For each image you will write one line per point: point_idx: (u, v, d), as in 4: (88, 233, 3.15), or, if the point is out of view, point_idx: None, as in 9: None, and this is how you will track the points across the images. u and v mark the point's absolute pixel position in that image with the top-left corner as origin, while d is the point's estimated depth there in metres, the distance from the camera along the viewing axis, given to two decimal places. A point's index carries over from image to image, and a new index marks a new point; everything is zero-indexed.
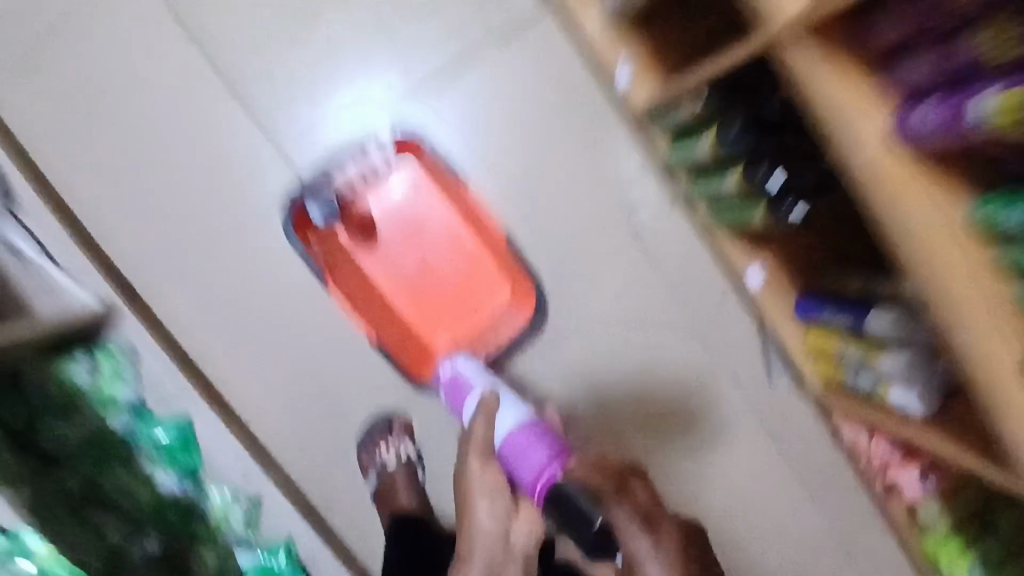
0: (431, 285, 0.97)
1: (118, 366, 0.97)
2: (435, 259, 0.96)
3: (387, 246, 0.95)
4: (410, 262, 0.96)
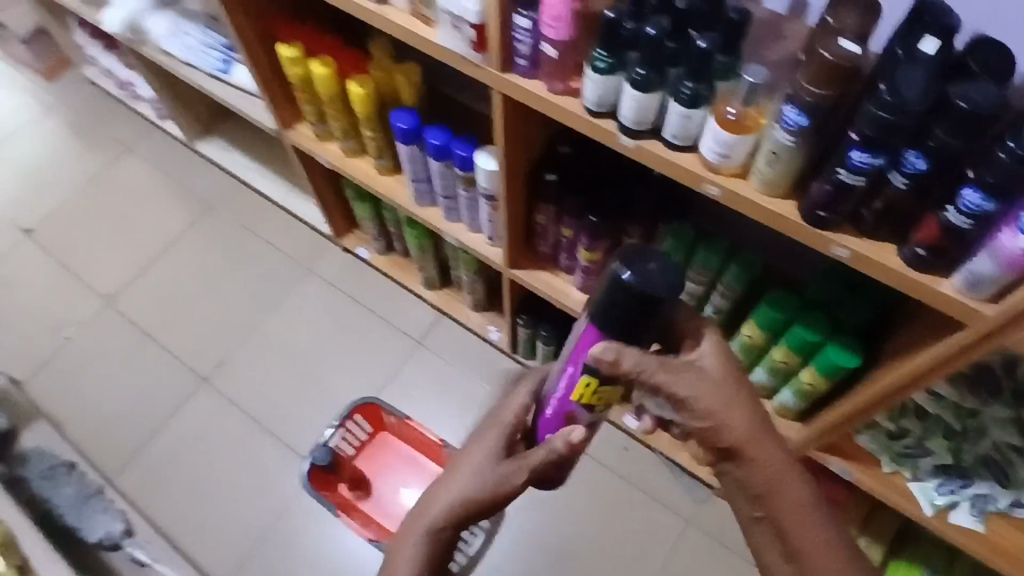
0: (401, 508, 1.42)
1: None
2: (404, 503, 1.42)
3: (371, 499, 1.43)
4: (387, 513, 1.42)
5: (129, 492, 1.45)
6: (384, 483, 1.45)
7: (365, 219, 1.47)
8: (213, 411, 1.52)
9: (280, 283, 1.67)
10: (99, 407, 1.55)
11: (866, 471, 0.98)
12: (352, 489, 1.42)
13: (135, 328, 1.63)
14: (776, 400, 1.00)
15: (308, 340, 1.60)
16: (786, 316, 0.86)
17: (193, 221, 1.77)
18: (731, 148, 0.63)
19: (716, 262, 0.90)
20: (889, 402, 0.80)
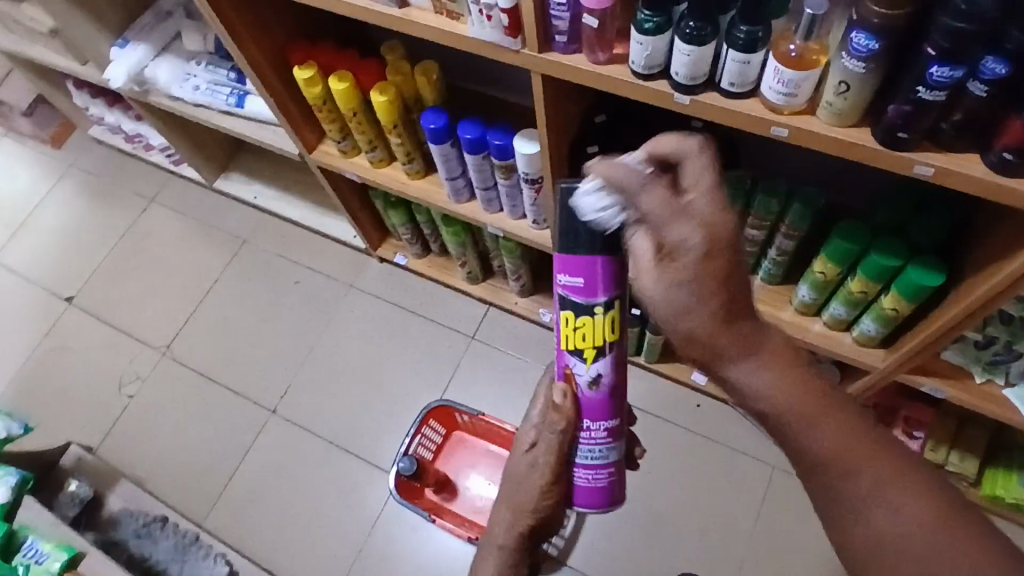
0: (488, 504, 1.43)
1: None
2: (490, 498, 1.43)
3: (458, 500, 1.44)
4: (476, 511, 1.43)
5: (223, 533, 1.48)
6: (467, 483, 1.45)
7: (400, 227, 1.47)
8: (287, 441, 1.54)
9: (325, 304, 1.67)
10: (175, 455, 1.58)
11: (956, 387, 0.96)
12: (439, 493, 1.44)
13: (194, 373, 1.66)
14: (856, 330, 0.98)
15: (364, 355, 1.61)
16: (859, 246, 0.84)
17: (228, 259, 1.78)
18: (795, 86, 0.61)
19: (777, 204, 0.89)
20: (982, 314, 0.78)
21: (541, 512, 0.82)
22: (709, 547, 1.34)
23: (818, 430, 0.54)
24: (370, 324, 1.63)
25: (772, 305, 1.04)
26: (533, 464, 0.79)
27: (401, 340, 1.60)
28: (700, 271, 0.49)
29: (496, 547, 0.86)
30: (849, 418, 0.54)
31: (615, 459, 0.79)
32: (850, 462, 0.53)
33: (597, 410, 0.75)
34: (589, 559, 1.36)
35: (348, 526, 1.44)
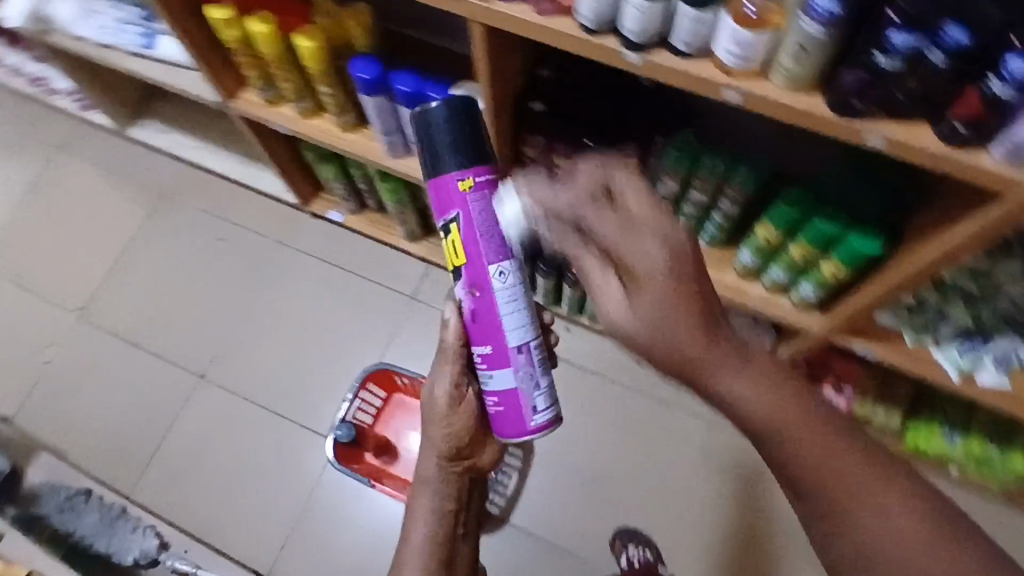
0: None
1: None
2: None
3: (398, 463, 1.41)
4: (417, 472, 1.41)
5: (154, 503, 1.42)
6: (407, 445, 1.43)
7: (333, 181, 1.38)
8: (220, 406, 1.47)
9: (254, 263, 1.59)
10: (96, 424, 1.49)
11: (886, 348, 0.99)
12: (379, 457, 1.41)
13: (114, 338, 1.55)
14: (794, 294, 0.98)
15: (300, 316, 1.54)
16: (804, 212, 0.83)
17: (149, 215, 1.65)
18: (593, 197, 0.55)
19: (724, 168, 0.86)
20: (920, 280, 0.79)
21: (458, 443, 0.76)
22: (646, 500, 1.37)
23: (757, 403, 0.52)
24: (305, 284, 1.56)
25: (714, 268, 1.03)
26: (436, 388, 0.76)
27: (337, 300, 1.54)
28: (666, 296, 0.52)
29: (422, 484, 0.80)
30: (834, 430, 0.54)
31: (502, 388, 0.69)
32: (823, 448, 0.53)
33: (479, 333, 0.68)
34: (531, 517, 1.37)
35: (285, 491, 1.40)
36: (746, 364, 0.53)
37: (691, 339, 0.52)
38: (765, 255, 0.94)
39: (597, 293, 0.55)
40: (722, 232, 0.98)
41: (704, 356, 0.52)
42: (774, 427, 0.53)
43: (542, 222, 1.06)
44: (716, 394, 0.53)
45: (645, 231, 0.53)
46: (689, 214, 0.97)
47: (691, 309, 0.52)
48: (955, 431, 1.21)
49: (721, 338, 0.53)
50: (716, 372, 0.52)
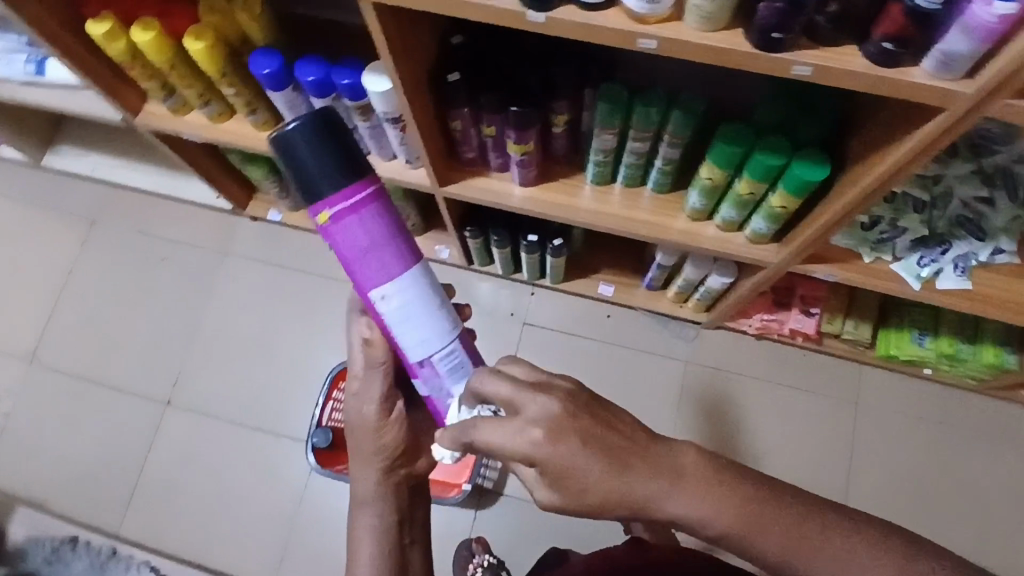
0: None
1: None
2: None
3: None
4: None
5: (144, 536, 1.39)
6: None
7: (264, 182, 1.32)
8: (193, 428, 1.43)
9: (201, 277, 1.52)
10: (68, 469, 1.44)
11: (845, 269, 0.98)
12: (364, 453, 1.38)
13: (70, 379, 1.49)
14: (748, 229, 0.96)
15: (258, 324, 1.49)
16: (744, 147, 0.81)
17: (81, 245, 1.57)
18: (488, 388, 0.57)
19: (657, 113, 0.83)
20: (869, 200, 0.77)
21: (391, 456, 0.71)
22: None
23: (700, 510, 0.54)
24: (257, 290, 1.51)
25: (665, 215, 1.00)
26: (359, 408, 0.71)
27: (294, 302, 1.49)
28: (560, 454, 0.53)
29: (360, 503, 0.72)
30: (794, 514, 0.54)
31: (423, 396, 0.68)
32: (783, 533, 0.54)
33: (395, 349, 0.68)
34: (525, 485, 1.37)
35: (276, 502, 1.38)
36: (684, 474, 0.54)
37: (617, 454, 0.53)
38: (713, 196, 0.91)
39: (482, 441, 0.55)
40: (669, 178, 0.95)
41: (631, 489, 0.53)
42: (732, 529, 0.54)
43: (483, 195, 1.02)
44: (665, 515, 0.54)
45: (523, 413, 0.54)
46: (631, 165, 0.94)
47: (588, 441, 0.53)
48: (925, 334, 1.23)
49: (639, 463, 0.54)
50: (653, 501, 0.54)
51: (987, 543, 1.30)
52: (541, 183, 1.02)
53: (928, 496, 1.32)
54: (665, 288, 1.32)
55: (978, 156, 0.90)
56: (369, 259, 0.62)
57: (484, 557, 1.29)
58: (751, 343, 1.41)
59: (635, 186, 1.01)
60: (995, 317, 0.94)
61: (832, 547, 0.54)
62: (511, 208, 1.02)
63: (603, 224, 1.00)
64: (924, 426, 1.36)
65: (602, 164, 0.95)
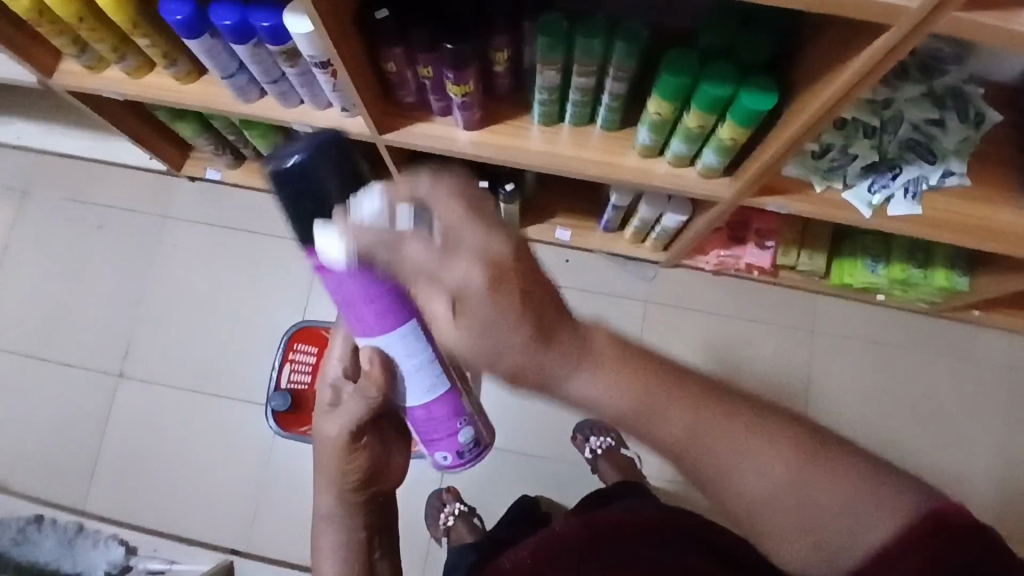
0: None
1: None
2: None
3: None
4: None
5: (110, 511, 1.36)
6: None
7: (198, 139, 1.25)
8: (150, 401, 1.40)
9: (144, 243, 1.46)
10: (24, 449, 1.40)
11: (798, 201, 0.97)
12: None
13: (14, 358, 1.43)
14: (700, 164, 0.94)
15: (208, 288, 1.44)
16: (690, 78, 0.78)
17: (10, 219, 1.48)
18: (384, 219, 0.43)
19: (599, 45, 0.79)
20: (819, 127, 0.75)
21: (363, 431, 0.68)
22: None
23: (600, 382, 0.42)
24: (204, 254, 1.45)
25: (616, 154, 0.97)
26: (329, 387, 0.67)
27: (244, 264, 1.44)
28: (495, 306, 0.40)
29: (323, 522, 0.71)
30: (743, 415, 0.44)
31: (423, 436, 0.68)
32: (718, 441, 0.43)
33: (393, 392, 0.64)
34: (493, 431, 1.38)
35: (242, 467, 1.36)
36: (598, 359, 0.42)
37: (542, 313, 0.41)
38: (662, 134, 0.89)
39: (404, 257, 0.41)
40: (615, 115, 0.92)
41: (548, 368, 0.41)
42: (637, 413, 0.43)
43: (428, 141, 0.98)
44: (565, 397, 0.43)
45: (462, 246, 0.40)
46: (577, 102, 0.90)
47: (511, 292, 0.40)
48: (877, 261, 1.23)
49: (557, 346, 0.41)
50: (554, 372, 0.42)
51: (940, 457, 1.34)
52: (487, 125, 0.98)
53: (883, 420, 1.36)
54: (622, 229, 1.31)
55: (930, 77, 0.90)
56: (372, 308, 0.56)
57: (456, 506, 1.30)
58: (709, 279, 1.42)
59: (584, 125, 0.98)
60: (943, 238, 0.95)
61: (771, 456, 0.43)
62: (458, 154, 0.98)
63: (553, 165, 0.97)
64: (880, 355, 1.39)
65: (547, 104, 0.91)
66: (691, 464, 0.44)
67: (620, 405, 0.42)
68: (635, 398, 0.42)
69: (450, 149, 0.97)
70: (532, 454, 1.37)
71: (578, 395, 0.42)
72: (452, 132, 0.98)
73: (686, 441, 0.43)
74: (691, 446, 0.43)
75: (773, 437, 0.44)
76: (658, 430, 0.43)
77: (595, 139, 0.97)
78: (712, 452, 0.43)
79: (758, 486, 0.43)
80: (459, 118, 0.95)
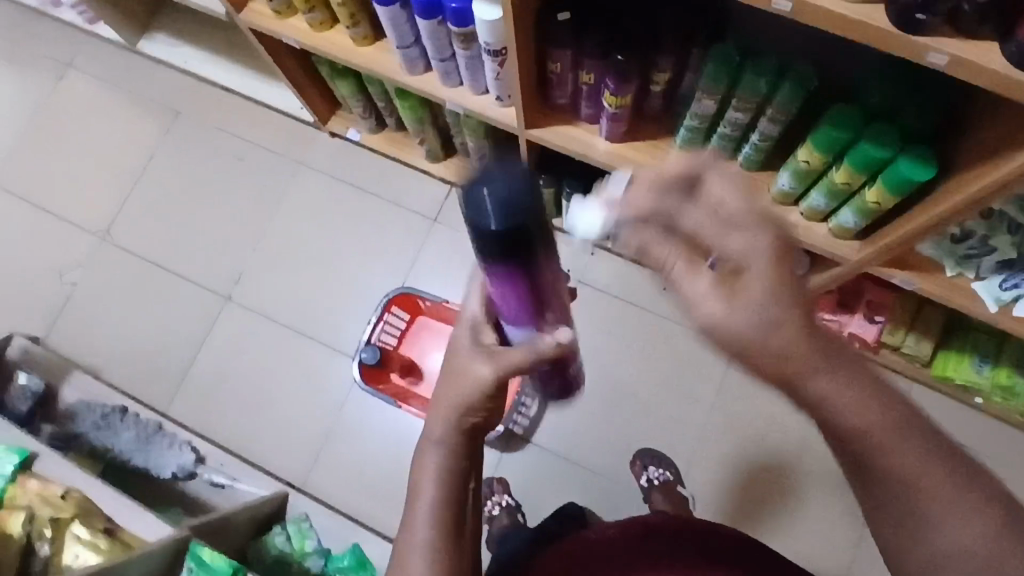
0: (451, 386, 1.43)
1: (309, 529, 1.27)
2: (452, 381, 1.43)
3: (422, 384, 1.44)
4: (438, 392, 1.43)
5: (190, 418, 1.47)
6: (428, 367, 1.45)
7: (350, 98, 1.33)
8: (246, 327, 1.50)
9: (274, 184, 1.56)
10: (128, 344, 1.52)
11: (926, 278, 0.95)
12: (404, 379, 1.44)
13: (138, 260, 1.56)
14: (833, 221, 0.93)
15: (322, 237, 1.53)
16: (850, 134, 0.79)
17: (164, 135, 1.61)
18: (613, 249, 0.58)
19: (766, 84, 0.80)
20: (972, 211, 0.75)
21: None
22: (668, 424, 1.39)
23: (891, 455, 0.51)
24: (324, 206, 1.54)
25: (748, 193, 0.98)
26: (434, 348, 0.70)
27: (358, 222, 1.52)
28: (764, 294, 0.49)
29: (430, 446, 0.64)
30: (950, 463, 0.52)
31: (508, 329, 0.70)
32: (924, 485, 0.52)
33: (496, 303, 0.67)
34: (553, 436, 1.40)
35: (314, 408, 1.44)
36: (905, 448, 0.51)
37: (878, 457, 0.52)
38: (803, 183, 0.90)
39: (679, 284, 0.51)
40: (758, 157, 0.94)
41: (799, 370, 0.49)
42: (873, 433, 0.51)
43: (569, 144, 1.01)
44: (802, 397, 0.51)
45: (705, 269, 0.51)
46: (724, 137, 0.92)
47: (870, 393, 0.50)
48: (985, 361, 1.19)
49: (844, 369, 0.50)
50: (875, 450, 0.51)
51: None
52: (627, 141, 1.00)
53: None
54: None
55: None
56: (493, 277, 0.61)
57: (503, 497, 1.34)
58: None
59: (722, 159, 0.99)
60: None
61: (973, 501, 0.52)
62: (594, 162, 1.01)
63: None
64: None
65: (694, 131, 0.93)
66: (892, 484, 0.53)
67: (853, 414, 0.50)
68: (870, 423, 0.51)
69: (587, 156, 1.01)
70: (586, 467, 1.38)
71: (823, 400, 0.50)
72: (593, 140, 1.01)
73: (895, 471, 0.52)
74: (897, 485, 0.52)
75: (986, 507, 0.52)
76: (889, 476, 0.52)
77: (730, 176, 0.99)
78: (943, 547, 0.53)
79: (941, 541, 0.53)
80: (604, 129, 0.98)
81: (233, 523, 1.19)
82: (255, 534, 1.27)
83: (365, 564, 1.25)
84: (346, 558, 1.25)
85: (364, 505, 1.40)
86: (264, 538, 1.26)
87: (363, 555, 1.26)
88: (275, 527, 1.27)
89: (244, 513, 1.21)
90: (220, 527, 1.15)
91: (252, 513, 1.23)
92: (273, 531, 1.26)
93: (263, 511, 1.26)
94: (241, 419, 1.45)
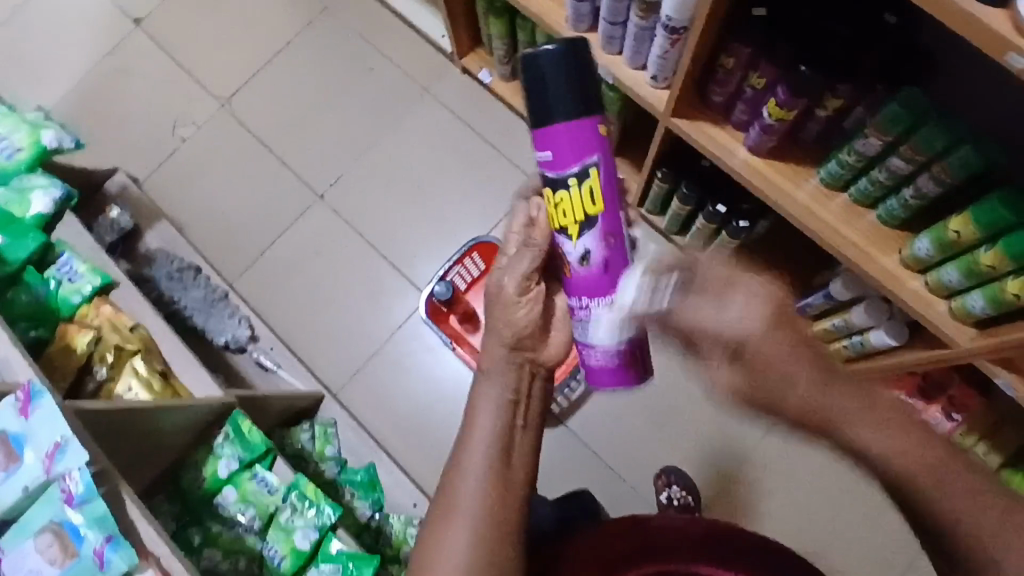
0: None
1: (333, 436, 1.30)
2: None
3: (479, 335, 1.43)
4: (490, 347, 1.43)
5: (252, 297, 1.50)
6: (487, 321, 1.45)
7: (497, 39, 1.32)
8: (329, 230, 1.52)
9: (393, 103, 1.57)
10: (218, 213, 1.56)
11: None
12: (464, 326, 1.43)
13: (248, 135, 1.60)
14: (957, 302, 0.88)
15: (424, 166, 1.54)
16: (1016, 218, 0.74)
17: (304, 24, 1.64)
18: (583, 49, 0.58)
19: (942, 143, 0.77)
20: None
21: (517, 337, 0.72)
22: (704, 453, 1.36)
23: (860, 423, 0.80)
24: (435, 138, 1.55)
25: (876, 246, 0.94)
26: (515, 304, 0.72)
27: (464, 163, 1.53)
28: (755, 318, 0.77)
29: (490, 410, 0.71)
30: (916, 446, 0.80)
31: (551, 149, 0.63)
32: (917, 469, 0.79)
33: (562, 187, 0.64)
34: (588, 425, 1.39)
35: (370, 323, 1.47)
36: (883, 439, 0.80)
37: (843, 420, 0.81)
38: (941, 254, 0.85)
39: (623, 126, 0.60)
40: (902, 214, 0.90)
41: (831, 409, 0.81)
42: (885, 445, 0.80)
43: (709, 143, 0.99)
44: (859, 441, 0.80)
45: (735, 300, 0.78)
46: (873, 182, 0.89)
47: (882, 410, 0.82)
48: None
49: (845, 391, 0.82)
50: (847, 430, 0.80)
51: None
52: (769, 157, 0.97)
53: None
54: (815, 320, 1.26)
55: None
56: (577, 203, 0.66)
57: None
58: None
59: (861, 204, 0.95)
60: None
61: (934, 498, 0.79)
62: (727, 168, 0.98)
63: (808, 224, 0.95)
64: None
65: (845, 167, 0.89)
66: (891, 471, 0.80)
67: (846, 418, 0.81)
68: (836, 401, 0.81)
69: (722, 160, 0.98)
70: (607, 467, 1.37)
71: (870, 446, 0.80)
72: (733, 148, 0.98)
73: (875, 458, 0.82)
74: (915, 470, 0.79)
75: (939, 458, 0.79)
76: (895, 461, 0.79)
77: (862, 224, 0.95)
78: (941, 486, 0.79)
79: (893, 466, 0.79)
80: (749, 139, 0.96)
81: (271, 407, 1.22)
82: (285, 422, 1.30)
83: (374, 485, 1.26)
84: (360, 474, 1.27)
85: (388, 431, 1.42)
86: (291, 428, 1.29)
87: (375, 477, 1.29)
88: (303, 423, 1.30)
89: (280, 401, 1.24)
90: (255, 407, 1.18)
91: (285, 403, 1.26)
92: (301, 425, 1.29)
93: (295, 404, 1.29)
94: (298, 314, 1.48)
